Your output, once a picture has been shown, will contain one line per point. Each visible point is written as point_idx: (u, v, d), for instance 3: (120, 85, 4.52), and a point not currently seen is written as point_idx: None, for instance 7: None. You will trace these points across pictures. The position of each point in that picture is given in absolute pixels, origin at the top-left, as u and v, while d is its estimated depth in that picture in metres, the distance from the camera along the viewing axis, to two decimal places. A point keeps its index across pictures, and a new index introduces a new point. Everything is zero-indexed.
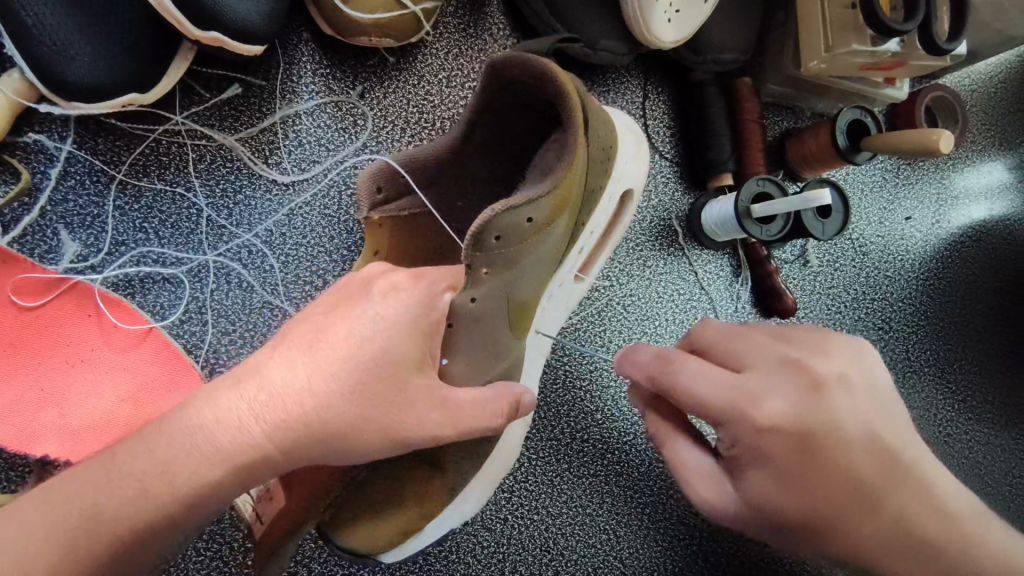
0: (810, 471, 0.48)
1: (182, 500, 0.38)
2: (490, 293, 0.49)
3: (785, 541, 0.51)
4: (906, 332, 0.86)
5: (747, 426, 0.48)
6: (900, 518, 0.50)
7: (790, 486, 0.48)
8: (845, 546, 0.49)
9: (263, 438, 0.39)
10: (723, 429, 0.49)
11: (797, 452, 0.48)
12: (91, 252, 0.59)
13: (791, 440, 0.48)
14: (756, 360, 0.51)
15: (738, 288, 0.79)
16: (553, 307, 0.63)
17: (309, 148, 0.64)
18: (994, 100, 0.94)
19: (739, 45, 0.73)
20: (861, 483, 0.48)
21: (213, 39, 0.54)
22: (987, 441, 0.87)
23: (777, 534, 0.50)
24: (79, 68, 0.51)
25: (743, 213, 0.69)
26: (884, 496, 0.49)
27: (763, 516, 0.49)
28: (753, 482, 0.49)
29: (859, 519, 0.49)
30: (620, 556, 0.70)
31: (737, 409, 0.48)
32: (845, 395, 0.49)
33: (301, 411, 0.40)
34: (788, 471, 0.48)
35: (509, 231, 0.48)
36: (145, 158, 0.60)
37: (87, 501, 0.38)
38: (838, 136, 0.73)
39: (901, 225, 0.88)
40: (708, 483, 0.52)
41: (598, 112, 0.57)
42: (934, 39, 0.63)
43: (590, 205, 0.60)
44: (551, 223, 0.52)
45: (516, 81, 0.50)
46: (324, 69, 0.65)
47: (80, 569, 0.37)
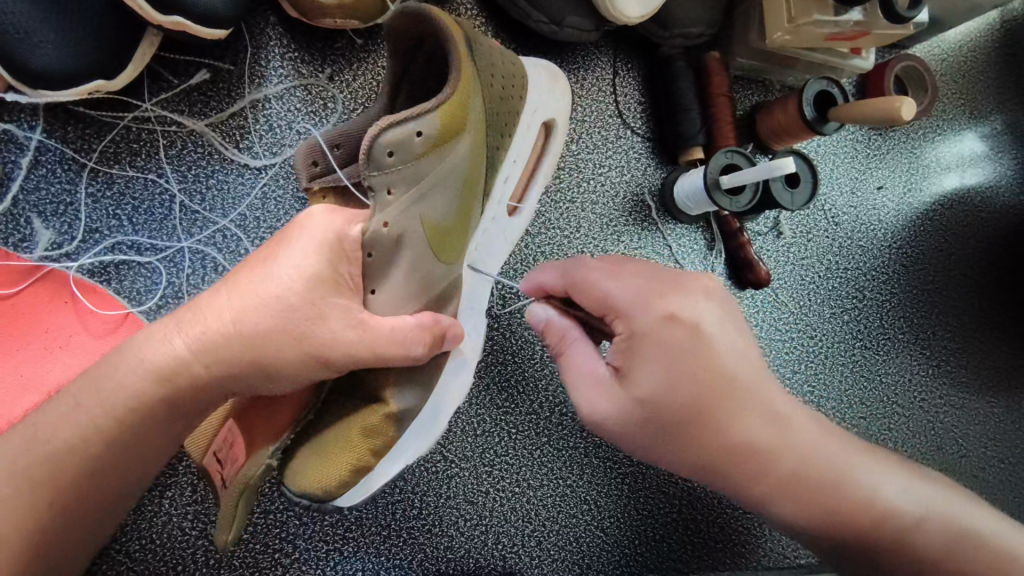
0: (696, 362, 0.49)
1: (115, 416, 0.44)
2: (402, 216, 0.50)
3: (663, 443, 0.51)
4: (880, 300, 0.87)
5: (646, 314, 0.50)
6: (773, 432, 0.51)
7: (672, 375, 0.49)
8: (721, 450, 0.50)
9: (190, 362, 0.44)
10: (622, 320, 0.51)
11: (689, 341, 0.50)
12: (65, 239, 0.59)
13: (684, 332, 0.50)
14: (650, 266, 0.54)
15: (713, 261, 0.80)
16: (489, 244, 0.63)
17: (280, 132, 0.65)
18: (966, 68, 0.94)
19: (705, 18, 0.74)
20: (738, 386, 0.50)
21: (176, 24, 0.54)
22: (963, 406, 0.89)
23: (655, 434, 0.50)
24: (43, 56, 0.52)
25: (711, 184, 0.70)
26: (761, 400, 0.51)
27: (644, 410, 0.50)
28: (642, 372, 0.50)
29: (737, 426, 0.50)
30: (601, 522, 0.71)
31: (639, 298, 0.51)
32: (723, 305, 0.53)
33: (233, 339, 0.44)
34: (672, 361, 0.49)
35: (401, 148, 0.48)
36: (115, 145, 0.61)
37: (52, 449, 0.43)
38: (805, 107, 0.73)
39: (874, 195, 0.89)
40: (597, 383, 0.52)
41: (494, 46, 0.58)
42: (895, 7, 0.65)
43: (507, 129, 0.60)
44: (453, 140, 0.51)
45: (419, 38, 0.51)
46: (292, 52, 0.66)
47: (32, 492, 0.43)
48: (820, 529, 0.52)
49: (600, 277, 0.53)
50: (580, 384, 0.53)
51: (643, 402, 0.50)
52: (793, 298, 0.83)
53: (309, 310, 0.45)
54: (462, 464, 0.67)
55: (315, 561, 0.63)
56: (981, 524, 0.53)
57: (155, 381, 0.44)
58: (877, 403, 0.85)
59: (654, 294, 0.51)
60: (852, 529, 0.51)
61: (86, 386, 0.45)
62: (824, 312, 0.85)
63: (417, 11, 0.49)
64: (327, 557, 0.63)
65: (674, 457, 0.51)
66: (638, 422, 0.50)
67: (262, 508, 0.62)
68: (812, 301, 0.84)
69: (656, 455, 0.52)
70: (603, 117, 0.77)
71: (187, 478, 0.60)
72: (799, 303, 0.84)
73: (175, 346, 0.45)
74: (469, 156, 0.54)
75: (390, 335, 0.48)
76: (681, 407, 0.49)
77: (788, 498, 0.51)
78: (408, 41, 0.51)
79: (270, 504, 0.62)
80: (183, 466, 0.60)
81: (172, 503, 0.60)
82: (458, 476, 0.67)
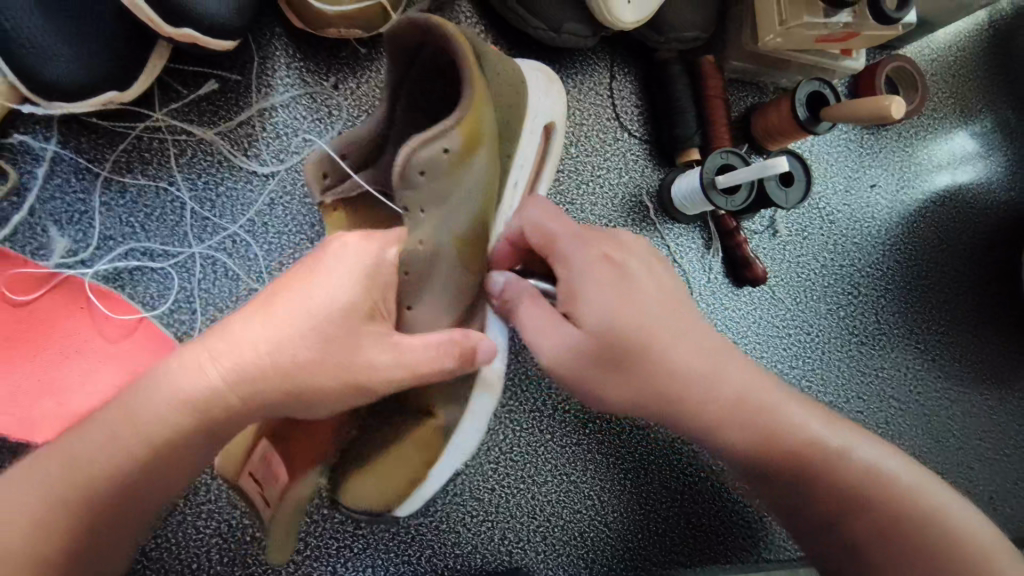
0: (635, 294, 0.53)
1: None
2: (433, 231, 0.52)
3: (609, 380, 0.54)
4: (875, 296, 0.89)
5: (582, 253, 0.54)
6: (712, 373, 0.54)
7: (611, 307, 0.52)
8: (664, 389, 0.53)
9: None
10: (562, 262, 0.55)
11: (623, 280, 0.54)
12: (80, 247, 0.61)
13: (618, 272, 0.54)
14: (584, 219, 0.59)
15: (711, 260, 0.82)
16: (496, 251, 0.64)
17: (286, 139, 0.67)
18: (955, 68, 0.96)
19: (699, 23, 0.76)
20: (668, 321, 0.54)
21: (187, 36, 0.56)
22: (959, 398, 0.91)
23: (601, 371, 0.54)
24: (58, 69, 0.54)
25: (708, 184, 0.72)
26: (699, 346, 0.55)
27: (594, 344, 0.53)
28: (591, 304, 0.53)
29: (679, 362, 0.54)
30: (605, 517, 0.73)
31: (576, 239, 0.55)
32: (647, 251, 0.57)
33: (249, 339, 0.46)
34: (613, 293, 0.53)
35: (431, 166, 0.50)
36: (128, 154, 0.63)
37: None
38: (798, 109, 0.75)
39: (867, 193, 0.91)
40: (551, 324, 0.54)
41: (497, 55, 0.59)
42: (883, 9, 0.66)
43: (512, 133, 0.62)
44: (474, 154, 0.53)
45: (426, 50, 0.52)
46: (297, 62, 0.68)
47: None
48: (774, 472, 0.53)
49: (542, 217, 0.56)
50: (541, 329, 0.54)
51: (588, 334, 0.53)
52: (789, 295, 0.85)
53: None
54: (469, 461, 0.69)
55: (327, 558, 0.64)
56: (931, 489, 0.52)
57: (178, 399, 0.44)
58: (873, 397, 0.87)
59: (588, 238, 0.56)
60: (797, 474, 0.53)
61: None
62: (820, 308, 0.86)
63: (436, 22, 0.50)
64: (338, 553, 0.64)
65: (619, 395, 0.54)
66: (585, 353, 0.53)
67: None
68: (808, 298, 0.86)
69: (605, 395, 0.54)
70: (601, 120, 0.79)
71: (201, 479, 0.62)
72: (795, 300, 0.85)
73: (202, 361, 0.44)
74: (487, 166, 0.56)
75: (417, 350, 0.49)
76: (625, 339, 0.53)
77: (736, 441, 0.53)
78: (413, 50, 0.52)
79: None
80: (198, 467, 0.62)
81: (187, 503, 0.61)
82: (464, 474, 0.69)
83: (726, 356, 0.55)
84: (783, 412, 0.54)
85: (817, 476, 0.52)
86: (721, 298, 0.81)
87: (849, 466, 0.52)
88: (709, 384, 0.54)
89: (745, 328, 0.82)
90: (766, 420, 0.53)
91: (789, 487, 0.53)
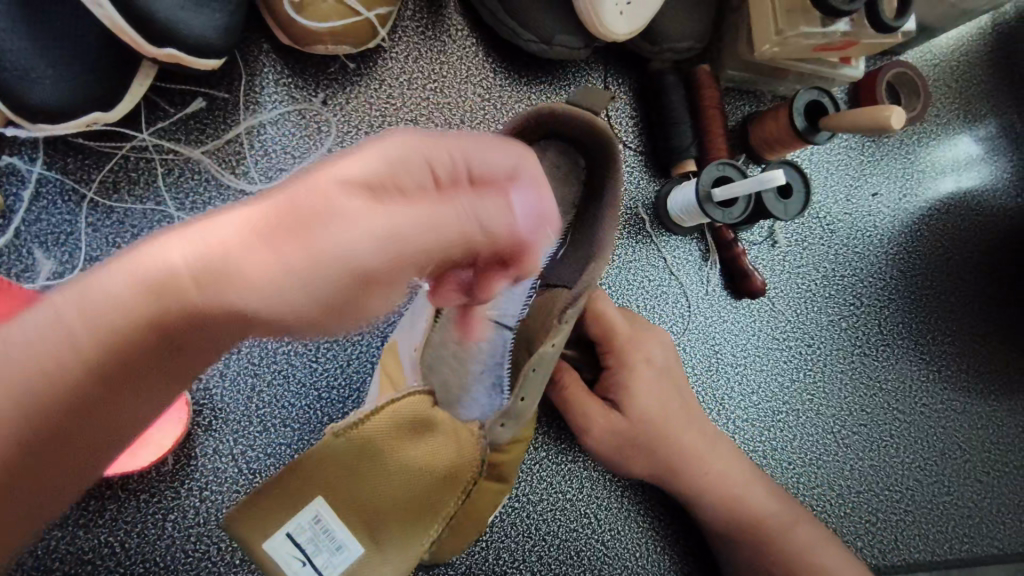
0: (664, 390, 0.68)
1: None
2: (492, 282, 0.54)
3: (637, 453, 0.67)
4: (878, 307, 0.87)
5: (636, 351, 0.68)
6: (710, 455, 0.69)
7: (651, 399, 0.67)
8: (673, 460, 0.67)
9: None
10: (615, 354, 0.67)
11: (659, 376, 0.69)
12: (66, 269, 0.60)
13: (654, 371, 0.68)
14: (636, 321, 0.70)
15: (708, 272, 0.80)
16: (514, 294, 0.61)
17: (275, 157, 0.66)
18: (957, 73, 0.94)
19: (694, 32, 0.75)
20: (686, 410, 0.69)
21: (170, 55, 0.55)
22: (964, 409, 0.89)
23: (636, 445, 0.66)
24: (41, 90, 0.53)
25: (704, 197, 0.70)
26: (702, 432, 0.69)
27: (632, 430, 0.66)
28: (634, 398, 0.67)
29: (687, 446, 0.68)
30: (602, 535, 0.71)
31: (628, 337, 0.68)
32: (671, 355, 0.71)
33: None
34: (652, 385, 0.68)
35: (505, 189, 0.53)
36: (114, 174, 0.62)
37: None
38: (796, 118, 0.74)
39: (869, 202, 0.89)
40: (600, 411, 0.66)
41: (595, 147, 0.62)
42: (881, 17, 0.65)
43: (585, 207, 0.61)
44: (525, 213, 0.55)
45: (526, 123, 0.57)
46: (286, 78, 0.67)
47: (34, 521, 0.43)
48: (736, 533, 0.68)
49: (610, 313, 0.67)
50: (590, 416, 0.66)
51: (632, 417, 0.66)
52: (789, 307, 0.84)
53: None
54: None
55: None
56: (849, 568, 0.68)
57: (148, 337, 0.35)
58: (877, 409, 0.85)
59: (636, 341, 0.68)
60: (754, 536, 0.68)
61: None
62: (821, 320, 0.85)
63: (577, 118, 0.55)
64: None
65: (645, 462, 0.67)
66: (625, 430, 0.66)
67: None
68: (809, 310, 0.84)
69: (630, 469, 0.67)
70: None
71: (190, 501, 0.61)
72: (795, 312, 0.84)
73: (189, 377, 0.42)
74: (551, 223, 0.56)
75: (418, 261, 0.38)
76: (654, 428, 0.67)
77: (715, 510, 0.68)
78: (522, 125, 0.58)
79: None
80: (187, 488, 0.61)
81: (175, 526, 0.60)
82: None
83: (717, 445, 0.70)
84: (751, 494, 0.69)
85: (775, 546, 0.68)
86: (718, 311, 0.80)
87: (793, 537, 0.68)
88: (705, 466, 0.68)
89: (744, 342, 0.81)
90: (739, 497, 0.69)
91: (746, 553, 0.69)
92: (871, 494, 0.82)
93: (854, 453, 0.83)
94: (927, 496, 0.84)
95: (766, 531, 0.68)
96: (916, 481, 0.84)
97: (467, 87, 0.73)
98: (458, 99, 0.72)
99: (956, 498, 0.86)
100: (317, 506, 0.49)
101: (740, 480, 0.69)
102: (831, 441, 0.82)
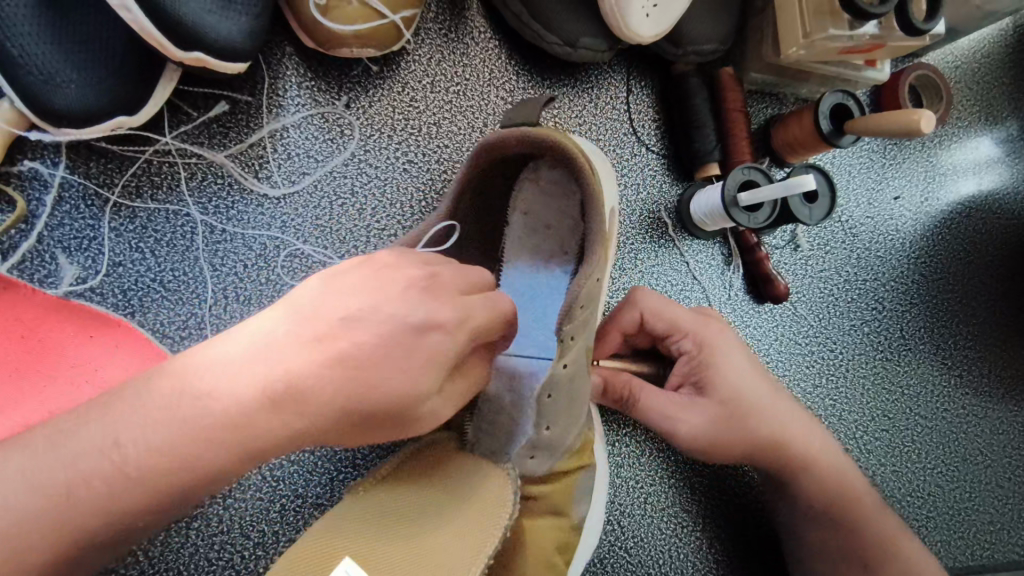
0: (746, 365, 0.68)
1: None
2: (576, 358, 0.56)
3: (735, 430, 0.66)
4: (901, 310, 0.87)
5: (708, 330, 0.69)
6: (798, 425, 0.68)
7: (737, 372, 0.67)
8: (766, 433, 0.66)
9: None
10: (688, 338, 0.68)
11: (739, 350, 0.69)
12: (89, 274, 0.60)
13: (733, 346, 0.69)
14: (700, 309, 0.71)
15: (731, 276, 0.80)
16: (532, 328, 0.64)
17: (298, 160, 0.66)
18: (979, 75, 0.93)
19: (719, 35, 0.74)
20: (770, 384, 0.69)
21: (196, 59, 0.54)
22: (987, 415, 0.88)
23: (730, 422, 0.66)
24: (65, 95, 0.53)
25: (730, 202, 0.70)
26: (789, 405, 0.69)
27: (720, 411, 0.66)
28: (719, 379, 0.66)
29: (781, 426, 0.67)
30: (626, 543, 0.70)
31: (694, 321, 0.69)
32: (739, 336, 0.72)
33: None
34: (736, 359, 0.68)
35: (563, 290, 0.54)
36: (137, 179, 0.61)
37: None
38: (821, 120, 0.73)
39: (891, 205, 0.89)
40: (682, 400, 0.66)
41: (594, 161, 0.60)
42: (911, 20, 0.64)
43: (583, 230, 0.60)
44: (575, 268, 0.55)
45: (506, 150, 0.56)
46: (308, 81, 0.66)
47: None
48: (829, 507, 0.68)
49: (669, 304, 0.69)
50: (669, 405, 0.65)
51: (721, 396, 0.66)
52: (812, 311, 0.83)
53: None
54: None
55: None
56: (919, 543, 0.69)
57: (196, 428, 0.36)
58: (900, 413, 0.84)
59: (706, 325, 0.69)
60: (847, 506, 0.67)
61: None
62: (844, 324, 0.84)
63: (525, 132, 0.54)
64: None
65: (737, 441, 0.66)
66: (717, 409, 0.66)
67: (288, 538, 0.61)
68: (832, 314, 0.84)
69: (727, 448, 0.66)
70: (618, 135, 0.77)
71: (213, 508, 0.60)
72: (818, 316, 0.83)
73: None
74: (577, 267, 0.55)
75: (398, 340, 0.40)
76: (745, 401, 0.66)
77: (806, 483, 0.68)
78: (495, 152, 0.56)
79: (296, 533, 0.62)
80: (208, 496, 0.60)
81: (199, 534, 0.59)
82: None
83: (802, 419, 0.69)
84: (836, 465, 0.69)
85: (864, 517, 0.67)
86: (741, 315, 0.79)
87: (876, 507, 0.68)
88: (801, 446, 0.68)
89: (768, 347, 0.80)
90: (829, 470, 0.68)
91: (832, 529, 0.68)
92: (895, 499, 0.82)
93: (878, 458, 0.82)
94: (949, 502, 0.83)
95: (856, 500, 0.68)
96: (940, 486, 0.83)
97: (490, 89, 0.72)
98: (480, 102, 0.72)
99: (979, 504, 0.85)
100: (346, 567, 0.42)
101: (826, 451, 0.69)
102: (855, 446, 0.82)
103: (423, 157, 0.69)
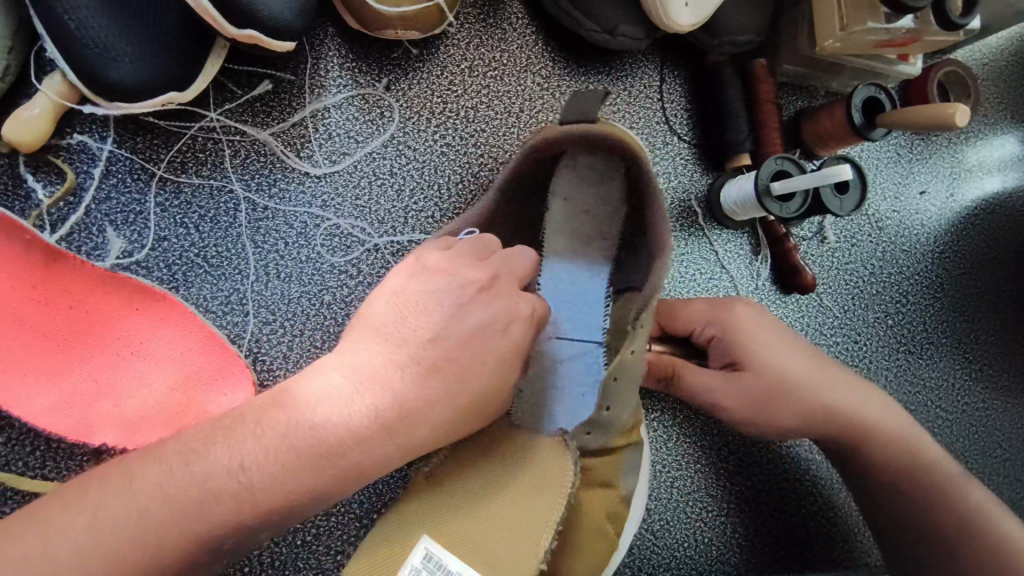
0: (790, 350, 0.67)
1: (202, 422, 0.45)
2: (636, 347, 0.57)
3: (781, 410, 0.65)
4: (925, 303, 0.88)
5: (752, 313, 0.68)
6: (852, 403, 0.67)
7: (781, 353, 0.66)
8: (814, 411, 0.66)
9: None
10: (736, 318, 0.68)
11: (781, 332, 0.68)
12: (135, 247, 0.61)
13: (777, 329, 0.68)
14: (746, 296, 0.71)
15: (758, 266, 0.80)
16: (563, 307, 0.66)
17: (338, 141, 0.66)
18: (1005, 73, 0.94)
19: (755, 26, 0.75)
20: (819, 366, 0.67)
21: (249, 37, 0.55)
22: (1005, 409, 0.88)
23: (772, 403, 0.65)
24: (120, 68, 0.53)
25: (763, 191, 0.70)
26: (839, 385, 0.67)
27: (763, 388, 0.65)
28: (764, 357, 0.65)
29: (828, 405, 0.66)
30: (650, 526, 0.71)
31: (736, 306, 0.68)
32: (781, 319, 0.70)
33: None
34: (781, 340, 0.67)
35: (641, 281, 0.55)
36: (182, 155, 0.62)
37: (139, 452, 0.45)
38: (854, 113, 0.73)
39: (917, 200, 0.89)
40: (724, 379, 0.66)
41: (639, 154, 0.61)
42: (949, 14, 0.65)
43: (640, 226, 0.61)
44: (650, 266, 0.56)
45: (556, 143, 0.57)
46: (350, 63, 0.67)
47: None
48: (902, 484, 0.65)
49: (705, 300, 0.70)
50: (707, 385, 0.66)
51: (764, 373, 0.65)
52: (837, 302, 0.84)
53: (376, 327, 0.48)
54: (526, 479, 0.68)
55: None
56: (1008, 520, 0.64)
57: None
58: (921, 407, 0.85)
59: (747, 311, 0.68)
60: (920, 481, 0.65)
61: (209, 421, 0.44)
62: (868, 316, 0.85)
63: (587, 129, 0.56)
64: None
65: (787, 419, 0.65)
66: (763, 388, 0.65)
67: (325, 512, 0.62)
68: (857, 305, 0.85)
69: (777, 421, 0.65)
70: (650, 124, 0.78)
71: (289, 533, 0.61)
72: (843, 308, 0.84)
73: None
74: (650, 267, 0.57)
75: None
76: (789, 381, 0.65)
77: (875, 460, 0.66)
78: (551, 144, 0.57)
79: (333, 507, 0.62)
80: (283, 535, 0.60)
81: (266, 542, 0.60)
82: None
83: (858, 398, 0.67)
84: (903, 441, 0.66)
85: (934, 492, 0.64)
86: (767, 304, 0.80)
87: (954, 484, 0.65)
88: (852, 419, 0.66)
89: None
90: (897, 444, 0.66)
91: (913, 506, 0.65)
92: None
93: None
94: None
95: (928, 473, 0.65)
96: None
97: (527, 75, 0.73)
98: (517, 87, 0.72)
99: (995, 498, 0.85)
100: (425, 543, 0.47)
101: (890, 425, 0.67)
102: None
103: (460, 140, 0.70)
